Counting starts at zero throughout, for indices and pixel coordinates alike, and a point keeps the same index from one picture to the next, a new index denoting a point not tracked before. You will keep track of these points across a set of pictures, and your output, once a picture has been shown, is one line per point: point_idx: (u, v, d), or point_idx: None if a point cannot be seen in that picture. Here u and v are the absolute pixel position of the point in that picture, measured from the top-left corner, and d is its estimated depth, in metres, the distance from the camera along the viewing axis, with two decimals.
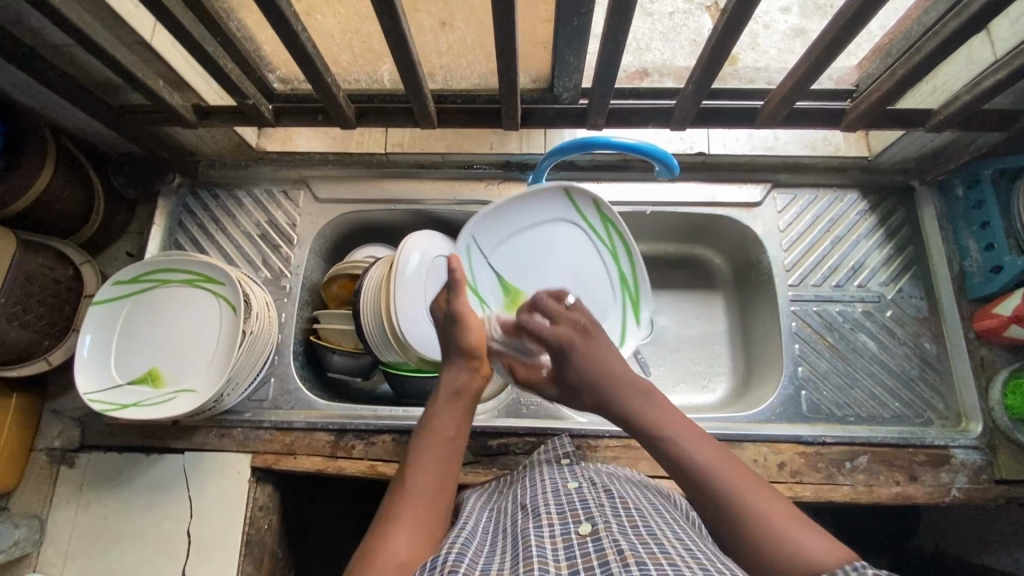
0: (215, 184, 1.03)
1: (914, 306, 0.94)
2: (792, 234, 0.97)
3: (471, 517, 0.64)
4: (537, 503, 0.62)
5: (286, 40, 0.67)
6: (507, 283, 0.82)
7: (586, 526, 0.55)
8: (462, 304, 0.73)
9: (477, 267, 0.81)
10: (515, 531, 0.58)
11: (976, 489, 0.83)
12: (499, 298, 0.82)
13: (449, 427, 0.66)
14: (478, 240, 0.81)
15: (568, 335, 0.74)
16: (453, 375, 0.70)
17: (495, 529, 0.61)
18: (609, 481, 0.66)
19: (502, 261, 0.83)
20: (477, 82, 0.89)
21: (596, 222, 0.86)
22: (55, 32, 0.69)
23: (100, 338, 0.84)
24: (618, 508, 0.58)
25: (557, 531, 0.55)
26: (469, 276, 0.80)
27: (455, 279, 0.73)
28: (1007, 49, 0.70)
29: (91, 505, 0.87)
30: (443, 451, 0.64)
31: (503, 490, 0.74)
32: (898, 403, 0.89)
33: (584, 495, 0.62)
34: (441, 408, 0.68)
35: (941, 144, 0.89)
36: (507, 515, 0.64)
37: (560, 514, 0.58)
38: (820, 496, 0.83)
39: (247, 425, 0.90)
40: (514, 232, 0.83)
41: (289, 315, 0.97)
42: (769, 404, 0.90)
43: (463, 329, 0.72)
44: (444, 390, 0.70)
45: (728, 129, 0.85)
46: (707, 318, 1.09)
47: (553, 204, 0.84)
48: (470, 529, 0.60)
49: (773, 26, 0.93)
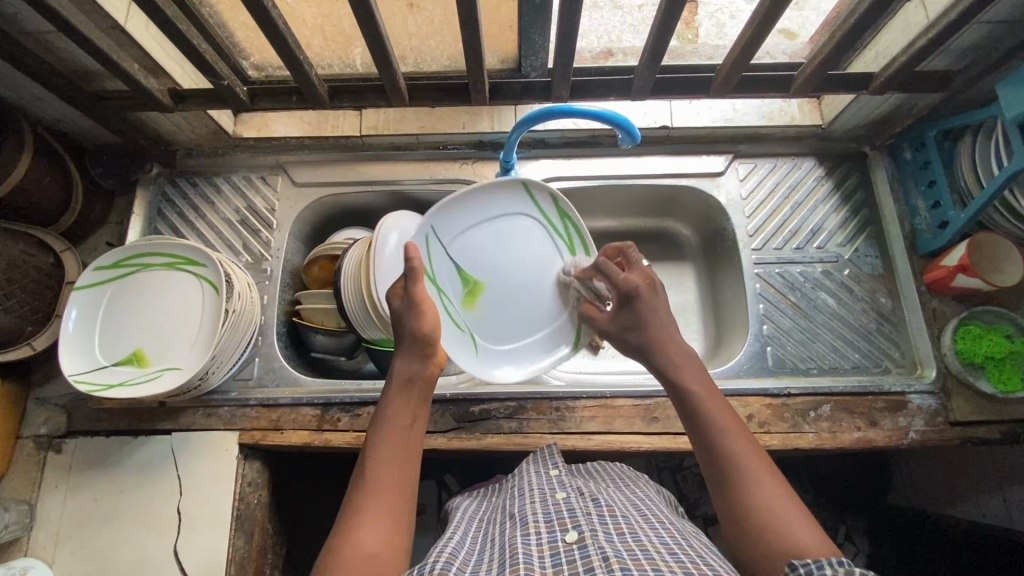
0: (194, 172, 1.05)
1: (870, 265, 0.99)
2: (754, 201, 1.02)
3: (461, 526, 0.70)
4: (525, 512, 0.67)
5: (258, 20, 0.70)
6: (466, 273, 0.82)
7: (572, 534, 0.58)
8: (421, 291, 0.71)
9: (437, 257, 0.80)
10: (503, 539, 0.62)
11: (932, 431, 0.88)
12: (458, 287, 0.82)
13: (405, 417, 0.66)
14: (438, 229, 0.80)
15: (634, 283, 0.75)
16: (404, 362, 0.69)
17: (483, 538, 0.66)
18: (595, 490, 0.71)
19: (462, 251, 0.82)
20: (446, 63, 0.92)
21: (553, 216, 0.88)
22: (29, 18, 0.71)
23: (83, 320, 0.85)
24: (603, 516, 0.62)
25: (544, 539, 0.59)
26: (428, 265, 0.79)
27: (411, 267, 0.70)
28: (937, 12, 0.75)
29: (80, 488, 0.89)
30: (401, 439, 0.64)
31: (494, 498, 0.81)
32: (857, 354, 0.95)
33: (571, 505, 0.66)
34: (395, 398, 0.67)
35: (887, 110, 0.95)
36: (495, 525, 0.68)
37: (547, 523, 0.62)
38: (787, 444, 0.87)
39: (233, 404, 0.92)
40: (474, 226, 0.82)
41: (271, 296, 0.99)
42: (737, 361, 0.94)
43: (417, 316, 0.70)
44: (396, 379, 0.69)
45: (686, 99, 0.89)
46: (678, 287, 1.13)
47: (513, 199, 0.84)
48: (458, 536, 0.66)
49: (738, 16, 1.00)
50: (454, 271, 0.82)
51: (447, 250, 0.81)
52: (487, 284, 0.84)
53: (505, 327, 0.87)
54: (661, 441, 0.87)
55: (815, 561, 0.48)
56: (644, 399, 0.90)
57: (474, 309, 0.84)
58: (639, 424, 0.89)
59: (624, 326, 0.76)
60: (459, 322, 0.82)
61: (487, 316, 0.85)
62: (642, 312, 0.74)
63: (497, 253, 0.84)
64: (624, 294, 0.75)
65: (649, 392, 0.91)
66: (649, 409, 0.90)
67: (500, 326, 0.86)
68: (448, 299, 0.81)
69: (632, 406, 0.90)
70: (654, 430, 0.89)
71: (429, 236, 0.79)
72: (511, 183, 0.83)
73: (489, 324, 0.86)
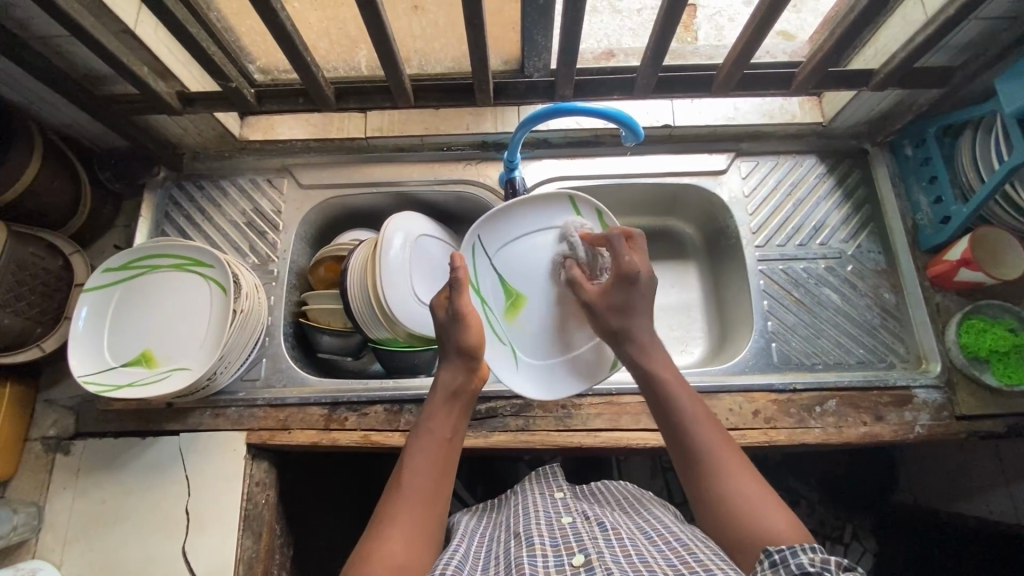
0: (200, 175, 1.06)
1: (873, 260, 1.00)
2: (756, 198, 1.03)
3: (464, 542, 0.71)
4: (530, 532, 0.68)
5: (269, 24, 0.71)
6: (509, 285, 0.87)
7: (580, 558, 0.60)
8: (465, 303, 0.76)
9: (482, 269, 0.86)
10: (509, 560, 0.64)
11: (938, 425, 0.89)
12: (500, 300, 0.87)
13: (445, 428, 0.70)
14: (484, 240, 0.85)
15: (635, 267, 0.75)
16: (451, 374, 0.74)
17: (489, 558, 0.67)
18: (601, 514, 0.72)
19: (505, 263, 0.87)
20: (451, 65, 0.93)
21: (597, 229, 0.88)
22: (41, 23, 0.72)
23: (92, 320, 0.86)
24: (610, 540, 0.64)
25: (551, 562, 0.60)
26: (473, 277, 0.85)
27: (456, 277, 0.76)
28: (936, 8, 0.75)
29: (89, 490, 0.89)
30: (439, 449, 0.68)
31: (495, 514, 0.83)
32: (862, 349, 0.95)
33: (576, 529, 0.66)
34: (437, 407, 0.71)
35: (887, 107, 0.96)
36: (499, 544, 0.69)
37: (553, 546, 0.63)
38: (793, 439, 0.87)
39: (240, 404, 0.92)
40: (515, 240, 0.87)
41: (278, 297, 1.00)
42: (742, 357, 0.95)
43: (463, 329, 0.75)
44: (442, 389, 0.73)
45: (690, 97, 0.90)
46: (682, 285, 1.14)
47: (556, 212, 0.87)
48: (462, 551, 0.67)
49: (737, 19, 1.00)
50: (500, 284, 0.87)
51: (491, 261, 0.86)
52: (529, 297, 0.88)
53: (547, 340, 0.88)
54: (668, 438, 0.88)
55: (790, 548, 0.52)
56: None
57: (517, 321, 0.87)
58: (645, 420, 0.89)
59: (618, 305, 0.75)
60: (502, 334, 0.86)
61: (529, 330, 0.88)
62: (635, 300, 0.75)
63: (539, 264, 0.88)
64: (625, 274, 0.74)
65: None
66: None
67: (542, 341, 0.88)
68: (491, 310, 0.86)
69: (638, 403, 0.91)
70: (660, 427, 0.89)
71: (474, 248, 0.84)
72: (551, 197, 0.86)
73: (531, 338, 0.88)
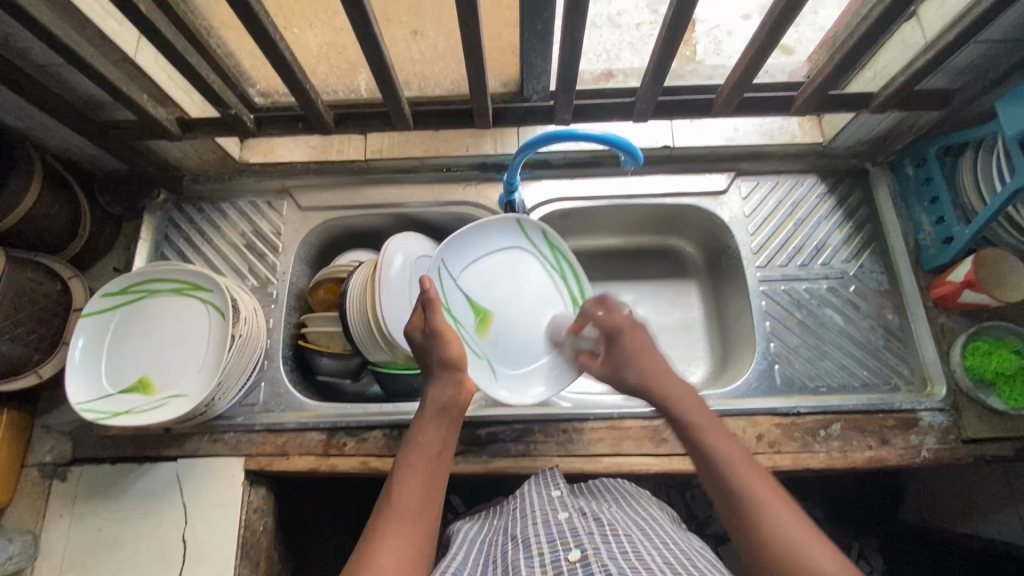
0: (199, 198, 1.05)
1: (875, 281, 0.99)
2: (757, 218, 1.02)
3: (463, 546, 0.71)
4: (527, 531, 0.68)
5: (267, 52, 0.71)
6: (477, 303, 0.90)
7: (576, 552, 0.61)
8: (439, 320, 0.77)
9: (449, 290, 0.88)
10: (506, 563, 0.64)
11: (944, 449, 0.88)
12: (469, 317, 0.89)
13: (434, 443, 0.72)
14: (448, 263, 0.88)
15: (618, 323, 0.85)
16: (439, 390, 0.76)
17: (488, 557, 0.68)
18: (598, 510, 0.72)
19: (471, 281, 0.90)
20: (450, 88, 0.93)
21: (545, 247, 0.94)
22: (41, 52, 0.72)
23: (90, 348, 0.85)
24: (605, 536, 0.65)
25: (548, 560, 0.61)
26: (443, 298, 0.87)
27: (429, 298, 0.77)
28: (935, 33, 0.76)
29: (85, 517, 0.88)
30: (428, 463, 0.70)
31: (496, 519, 0.80)
32: (867, 372, 0.94)
33: (573, 525, 0.67)
34: (427, 422, 0.74)
35: (887, 128, 0.95)
36: (497, 545, 0.70)
37: (550, 543, 0.64)
38: (798, 464, 0.86)
39: (239, 429, 0.91)
40: (477, 258, 0.91)
41: (277, 320, 0.99)
42: (745, 380, 0.94)
43: (443, 344, 0.76)
44: (430, 404, 0.75)
45: (690, 120, 0.90)
46: (683, 305, 1.13)
47: (506, 232, 0.92)
48: (461, 556, 0.68)
49: (736, 33, 0.99)
50: (465, 301, 0.89)
51: (457, 282, 0.89)
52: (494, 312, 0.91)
53: (517, 348, 0.92)
54: (671, 463, 0.86)
55: None
56: (653, 420, 0.90)
57: (487, 336, 0.90)
58: (648, 445, 0.88)
59: (614, 364, 0.84)
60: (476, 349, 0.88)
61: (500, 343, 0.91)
62: (630, 347, 0.83)
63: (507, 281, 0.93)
64: (612, 334, 0.85)
65: (657, 412, 0.90)
66: (658, 430, 0.89)
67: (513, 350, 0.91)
68: (463, 328, 0.88)
69: (641, 427, 0.90)
70: (663, 452, 0.88)
71: (441, 271, 0.87)
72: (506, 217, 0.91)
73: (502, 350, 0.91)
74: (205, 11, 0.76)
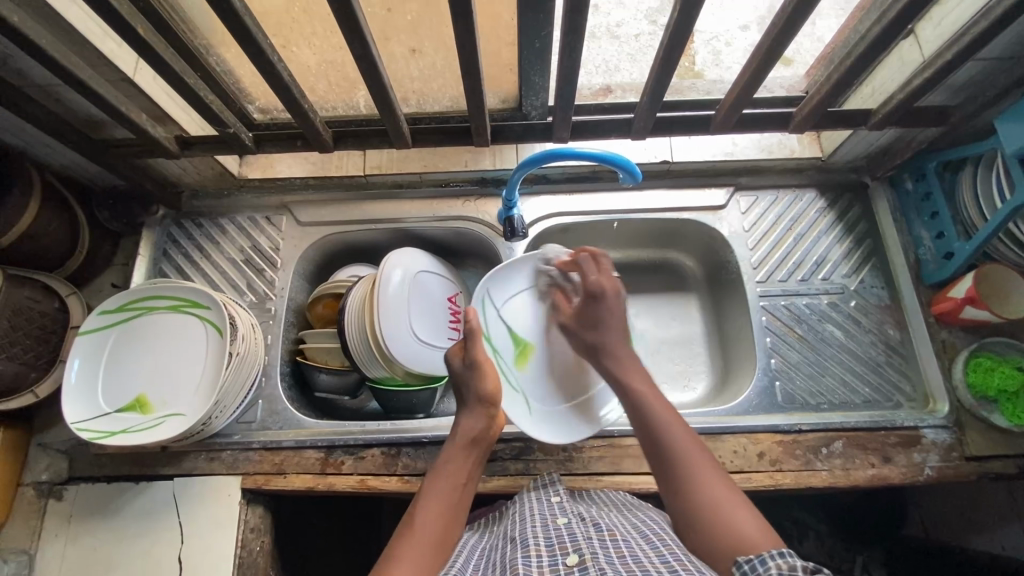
0: (199, 213, 1.06)
1: (876, 296, 0.99)
2: (756, 233, 1.02)
3: (461, 551, 0.70)
4: (525, 535, 0.67)
5: (264, 73, 0.71)
6: (518, 336, 0.93)
7: (574, 557, 0.60)
8: (479, 352, 0.79)
9: (491, 321, 0.92)
10: (504, 564, 0.63)
11: (948, 467, 0.87)
12: (510, 349, 0.93)
13: (460, 475, 0.73)
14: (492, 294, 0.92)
15: (602, 287, 0.81)
16: (471, 422, 0.76)
17: (485, 562, 0.67)
18: (597, 515, 0.71)
19: (512, 315, 0.94)
20: (449, 105, 0.93)
21: None
22: (40, 73, 0.72)
23: (86, 366, 0.85)
24: (604, 540, 0.64)
25: (545, 562, 0.60)
26: (484, 327, 0.91)
27: (470, 328, 0.79)
28: (933, 50, 0.76)
29: (81, 536, 0.87)
30: (452, 495, 0.70)
31: (494, 524, 0.80)
32: (868, 388, 0.93)
33: (572, 528, 0.66)
34: (455, 453, 0.74)
35: (886, 143, 0.95)
36: (495, 550, 0.69)
37: (548, 546, 0.63)
38: (799, 483, 0.85)
39: (236, 448, 0.90)
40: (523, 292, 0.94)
41: (275, 336, 0.99)
42: (746, 396, 0.93)
43: (480, 376, 0.78)
44: (462, 435, 0.76)
45: (689, 136, 0.90)
46: (683, 319, 1.13)
47: (556, 270, 0.95)
48: (458, 561, 0.67)
49: (733, 43, 1.05)
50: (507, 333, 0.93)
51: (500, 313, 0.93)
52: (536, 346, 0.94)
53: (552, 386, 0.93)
54: None
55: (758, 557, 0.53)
56: None
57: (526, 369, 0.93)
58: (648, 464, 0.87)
59: (591, 320, 0.81)
60: (513, 381, 0.90)
61: (538, 377, 0.93)
62: (607, 314, 0.80)
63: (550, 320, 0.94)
64: (591, 295, 0.81)
65: None
66: None
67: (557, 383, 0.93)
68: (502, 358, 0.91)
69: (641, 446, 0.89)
70: None
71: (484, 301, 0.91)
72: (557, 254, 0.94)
73: (539, 386, 0.92)
74: (204, 30, 0.76)
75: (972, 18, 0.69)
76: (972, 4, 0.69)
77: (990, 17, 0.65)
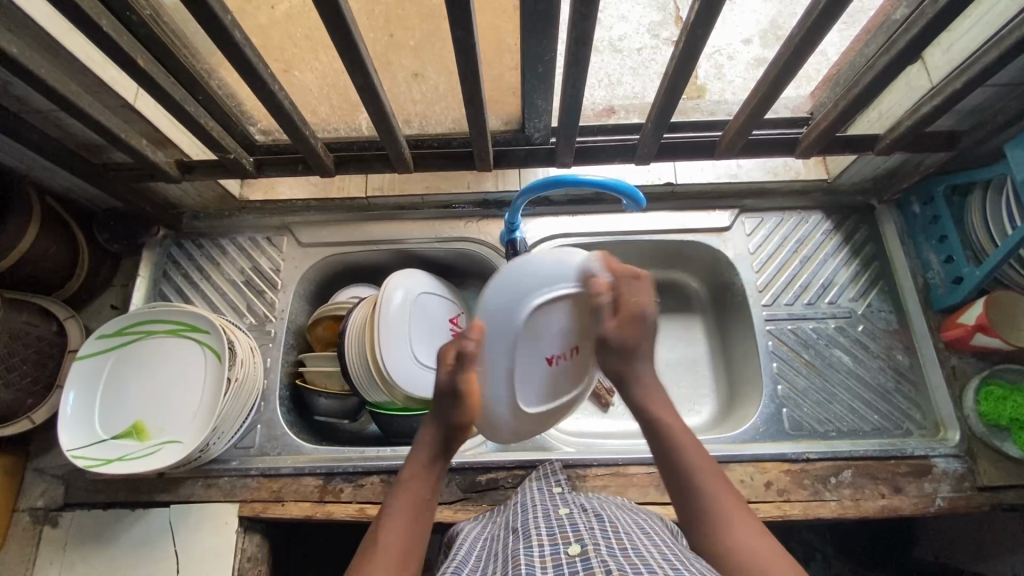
0: (199, 234, 1.05)
1: (884, 319, 0.97)
2: (762, 256, 1.01)
3: (463, 546, 0.67)
4: (528, 526, 0.64)
5: (265, 101, 0.70)
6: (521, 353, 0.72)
7: (576, 546, 0.57)
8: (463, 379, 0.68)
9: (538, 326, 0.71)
10: (506, 553, 0.60)
11: (960, 498, 0.85)
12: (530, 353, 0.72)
13: (421, 491, 0.66)
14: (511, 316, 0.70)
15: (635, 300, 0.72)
16: (430, 435, 0.69)
17: (487, 552, 0.64)
18: (599, 506, 0.68)
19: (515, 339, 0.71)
20: (451, 127, 0.91)
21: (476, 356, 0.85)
22: (40, 100, 0.72)
23: (83, 394, 0.84)
24: (606, 531, 0.60)
25: (546, 552, 0.57)
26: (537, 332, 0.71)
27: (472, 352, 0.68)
28: (941, 78, 0.75)
29: (73, 566, 0.86)
30: (414, 514, 0.64)
31: (496, 516, 0.77)
32: (877, 416, 0.92)
33: (574, 519, 0.63)
34: (416, 468, 0.68)
35: (893, 165, 0.94)
36: (498, 540, 0.66)
37: (550, 536, 0.60)
38: (808, 513, 0.83)
39: (234, 474, 0.89)
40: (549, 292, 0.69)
41: (274, 359, 0.97)
42: (752, 424, 0.91)
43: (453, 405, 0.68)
44: (421, 450, 0.69)
45: (693, 160, 0.89)
46: (688, 340, 1.11)
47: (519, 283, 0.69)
48: (461, 554, 0.64)
49: (737, 57, 1.05)
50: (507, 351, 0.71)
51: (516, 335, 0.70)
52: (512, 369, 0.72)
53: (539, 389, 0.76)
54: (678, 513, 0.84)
55: None
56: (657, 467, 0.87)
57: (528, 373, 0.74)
58: (654, 493, 0.86)
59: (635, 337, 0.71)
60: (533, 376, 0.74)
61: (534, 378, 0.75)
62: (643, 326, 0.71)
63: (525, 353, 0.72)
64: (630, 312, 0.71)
65: None
66: None
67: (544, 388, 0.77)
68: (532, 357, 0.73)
69: (646, 474, 0.87)
70: (669, 500, 0.85)
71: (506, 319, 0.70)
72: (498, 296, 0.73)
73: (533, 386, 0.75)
74: (205, 56, 0.75)
75: (980, 47, 0.68)
76: (982, 33, 0.68)
77: (996, 49, 0.65)
